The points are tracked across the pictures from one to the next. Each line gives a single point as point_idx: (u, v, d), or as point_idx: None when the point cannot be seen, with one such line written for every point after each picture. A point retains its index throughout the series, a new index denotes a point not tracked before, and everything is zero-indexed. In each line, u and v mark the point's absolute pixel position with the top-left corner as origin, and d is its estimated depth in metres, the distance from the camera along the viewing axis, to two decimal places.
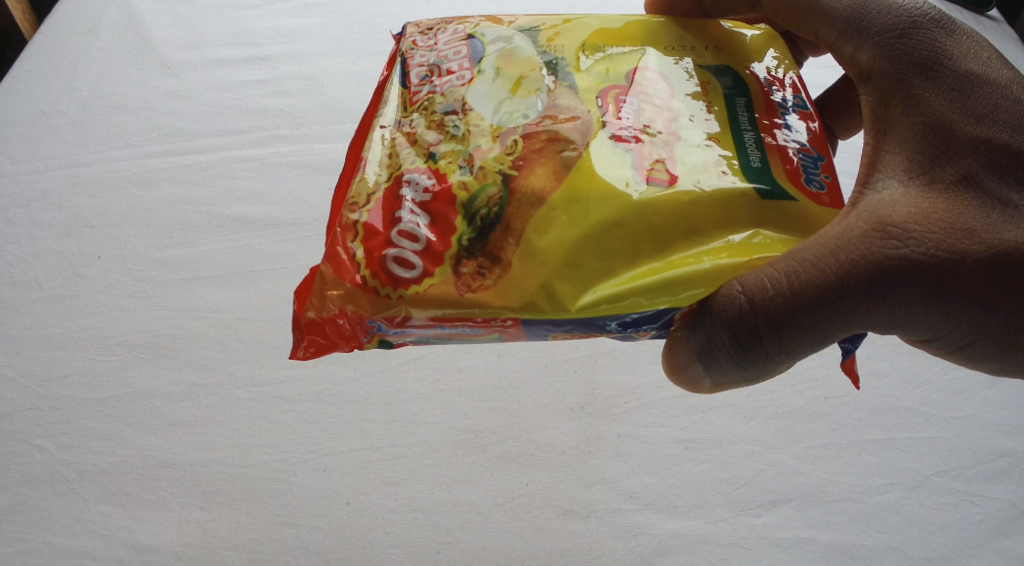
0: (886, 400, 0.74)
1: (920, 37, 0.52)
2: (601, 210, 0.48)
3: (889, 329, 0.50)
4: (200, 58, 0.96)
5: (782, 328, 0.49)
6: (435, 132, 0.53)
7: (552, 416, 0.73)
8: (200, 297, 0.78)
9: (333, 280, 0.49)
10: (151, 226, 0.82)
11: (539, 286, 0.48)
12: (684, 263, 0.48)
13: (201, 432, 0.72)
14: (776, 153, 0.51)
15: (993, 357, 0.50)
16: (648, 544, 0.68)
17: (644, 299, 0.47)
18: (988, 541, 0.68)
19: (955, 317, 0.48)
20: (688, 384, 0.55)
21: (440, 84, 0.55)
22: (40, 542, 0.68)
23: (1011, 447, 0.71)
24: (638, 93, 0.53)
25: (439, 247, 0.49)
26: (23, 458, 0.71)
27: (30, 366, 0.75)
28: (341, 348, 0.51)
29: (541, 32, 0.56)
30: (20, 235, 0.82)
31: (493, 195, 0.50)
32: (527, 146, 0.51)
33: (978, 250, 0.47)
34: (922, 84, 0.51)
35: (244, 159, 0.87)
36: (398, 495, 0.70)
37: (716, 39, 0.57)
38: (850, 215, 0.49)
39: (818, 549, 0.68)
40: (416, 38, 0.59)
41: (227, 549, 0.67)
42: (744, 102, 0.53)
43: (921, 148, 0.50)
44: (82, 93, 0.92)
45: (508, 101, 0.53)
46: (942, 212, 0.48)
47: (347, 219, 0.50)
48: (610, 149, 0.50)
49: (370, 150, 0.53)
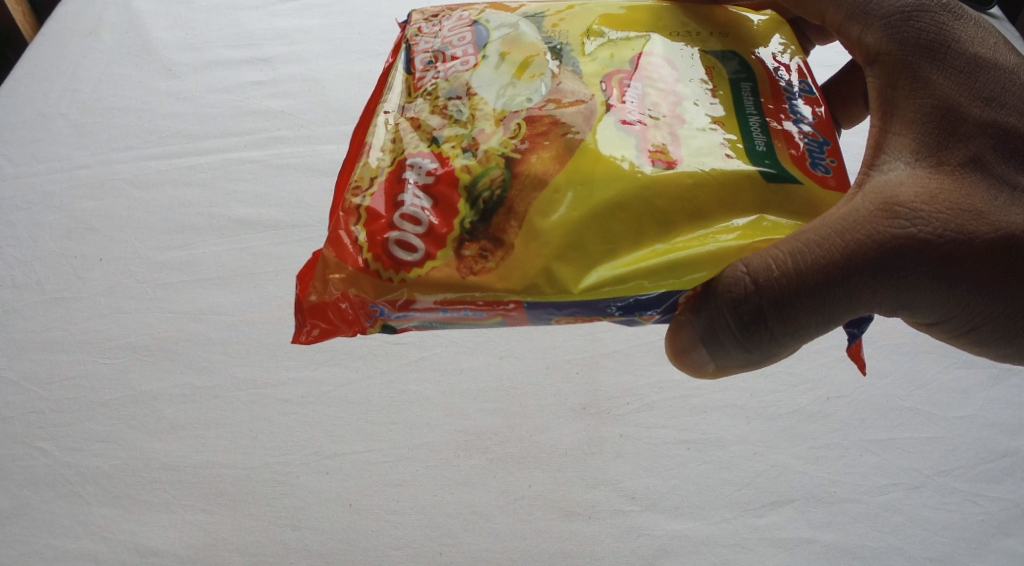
0: (889, 399, 0.74)
1: (928, 20, 0.51)
2: (605, 192, 0.48)
3: (894, 310, 0.50)
4: (200, 60, 0.96)
5: (786, 308, 0.49)
6: (438, 117, 0.52)
7: (554, 418, 0.73)
8: (202, 299, 0.78)
9: (336, 263, 0.49)
10: (152, 228, 0.82)
11: (543, 268, 0.48)
12: (689, 246, 0.48)
13: (202, 434, 0.72)
14: (781, 137, 0.51)
15: (1000, 341, 0.50)
16: (650, 545, 0.68)
17: (648, 281, 0.47)
18: (991, 541, 0.68)
19: (962, 300, 0.48)
20: (691, 367, 0.56)
21: (444, 69, 0.54)
22: (42, 545, 0.68)
23: (1013, 447, 0.71)
24: (643, 78, 0.52)
25: (442, 230, 0.49)
26: (24, 461, 0.71)
27: (32, 369, 0.75)
28: (343, 332, 0.51)
29: (546, 18, 0.56)
30: (22, 238, 0.82)
31: (496, 177, 0.49)
32: (531, 130, 0.50)
33: (985, 232, 0.47)
34: (930, 66, 0.51)
35: (244, 160, 0.87)
36: (401, 497, 0.70)
37: (721, 25, 0.57)
38: (857, 196, 0.49)
39: (820, 550, 0.67)
40: (422, 25, 0.59)
41: (228, 551, 0.67)
42: (749, 87, 0.53)
43: (928, 130, 0.50)
44: (83, 95, 0.92)
45: (512, 86, 0.52)
46: (949, 193, 0.48)
47: (350, 203, 0.50)
48: (615, 131, 0.50)
49: (375, 135, 0.53)
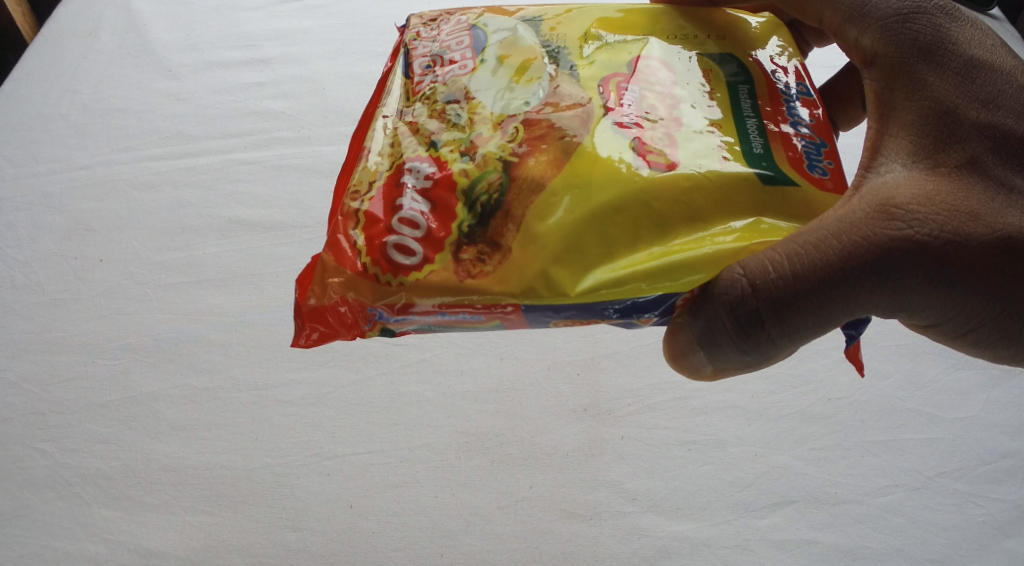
0: (889, 400, 0.74)
1: (925, 21, 0.51)
2: (602, 195, 0.48)
3: (891, 312, 0.50)
4: (200, 61, 0.96)
5: (783, 310, 0.49)
6: (436, 121, 0.52)
7: (555, 419, 0.73)
8: (202, 300, 0.78)
9: (334, 267, 0.49)
10: (152, 229, 0.82)
11: (539, 271, 0.48)
12: (687, 249, 0.48)
13: (203, 436, 0.72)
14: (779, 139, 0.51)
15: (998, 343, 0.50)
16: (651, 546, 0.68)
17: (645, 284, 0.47)
18: (992, 542, 0.68)
19: (960, 302, 0.48)
20: (689, 369, 0.55)
21: (443, 73, 0.54)
22: (43, 547, 0.68)
23: (1014, 448, 0.71)
24: (640, 81, 0.52)
25: (440, 234, 0.49)
26: (24, 463, 0.71)
27: (33, 370, 0.75)
28: (343, 336, 0.51)
29: (543, 22, 0.56)
30: (22, 239, 0.82)
31: (494, 181, 0.49)
32: (528, 133, 0.50)
33: (983, 234, 0.47)
34: (927, 67, 0.50)
35: (244, 161, 0.87)
36: (401, 498, 0.70)
37: (719, 27, 0.56)
38: (854, 198, 0.49)
39: (821, 551, 0.67)
40: (420, 29, 0.59)
41: (229, 552, 0.67)
42: (747, 89, 0.53)
43: (925, 132, 0.50)
44: (83, 96, 0.92)
45: (510, 89, 0.52)
46: (946, 195, 0.48)
47: (349, 207, 0.50)
48: (612, 134, 0.50)
49: (374, 140, 0.53)
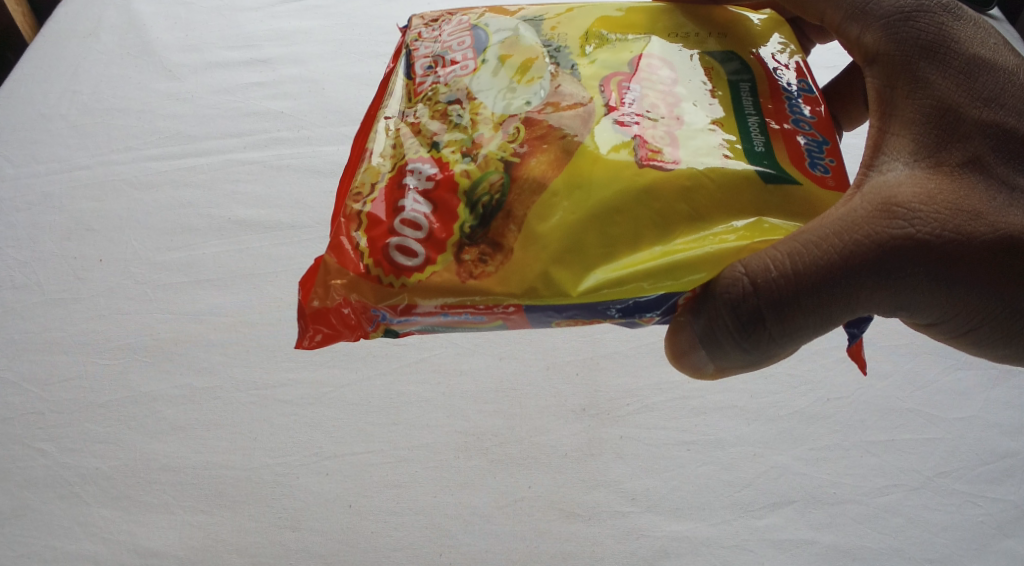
0: (889, 400, 0.74)
1: (927, 20, 0.51)
2: (604, 194, 0.48)
3: (893, 310, 0.50)
4: (200, 61, 0.96)
5: (784, 309, 0.49)
6: (438, 122, 0.52)
7: (554, 419, 0.73)
8: (202, 300, 0.78)
9: (337, 269, 0.49)
10: (152, 230, 0.82)
11: (541, 270, 0.48)
12: (689, 249, 0.48)
13: (202, 436, 0.72)
14: (780, 137, 0.51)
15: (999, 342, 0.50)
16: (650, 546, 0.68)
17: (647, 283, 0.47)
18: (991, 542, 0.68)
19: (961, 300, 0.48)
20: (691, 368, 0.56)
21: (445, 74, 0.54)
22: (42, 547, 0.68)
23: (1013, 448, 0.71)
24: (641, 80, 0.52)
25: (442, 234, 0.49)
26: (23, 462, 0.71)
27: (32, 370, 0.75)
28: (345, 337, 0.51)
29: (544, 21, 0.56)
30: (22, 238, 0.82)
31: (495, 181, 0.49)
32: (530, 133, 0.50)
33: (984, 233, 0.47)
34: (929, 66, 0.51)
35: (245, 161, 0.87)
36: (400, 498, 0.70)
37: (720, 25, 0.56)
38: (855, 197, 0.49)
39: (820, 551, 0.67)
40: (421, 30, 0.59)
41: (228, 552, 0.67)
42: (749, 87, 0.53)
43: (927, 130, 0.50)
44: (83, 96, 0.92)
45: (511, 89, 0.52)
46: (948, 194, 0.48)
47: (351, 209, 0.50)
48: (613, 132, 0.50)
49: (375, 141, 0.53)
